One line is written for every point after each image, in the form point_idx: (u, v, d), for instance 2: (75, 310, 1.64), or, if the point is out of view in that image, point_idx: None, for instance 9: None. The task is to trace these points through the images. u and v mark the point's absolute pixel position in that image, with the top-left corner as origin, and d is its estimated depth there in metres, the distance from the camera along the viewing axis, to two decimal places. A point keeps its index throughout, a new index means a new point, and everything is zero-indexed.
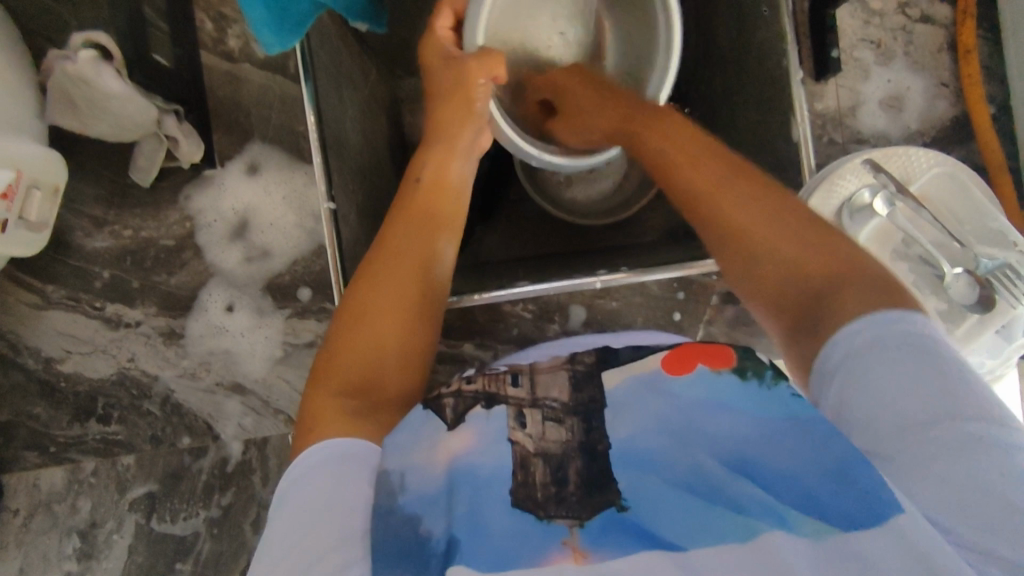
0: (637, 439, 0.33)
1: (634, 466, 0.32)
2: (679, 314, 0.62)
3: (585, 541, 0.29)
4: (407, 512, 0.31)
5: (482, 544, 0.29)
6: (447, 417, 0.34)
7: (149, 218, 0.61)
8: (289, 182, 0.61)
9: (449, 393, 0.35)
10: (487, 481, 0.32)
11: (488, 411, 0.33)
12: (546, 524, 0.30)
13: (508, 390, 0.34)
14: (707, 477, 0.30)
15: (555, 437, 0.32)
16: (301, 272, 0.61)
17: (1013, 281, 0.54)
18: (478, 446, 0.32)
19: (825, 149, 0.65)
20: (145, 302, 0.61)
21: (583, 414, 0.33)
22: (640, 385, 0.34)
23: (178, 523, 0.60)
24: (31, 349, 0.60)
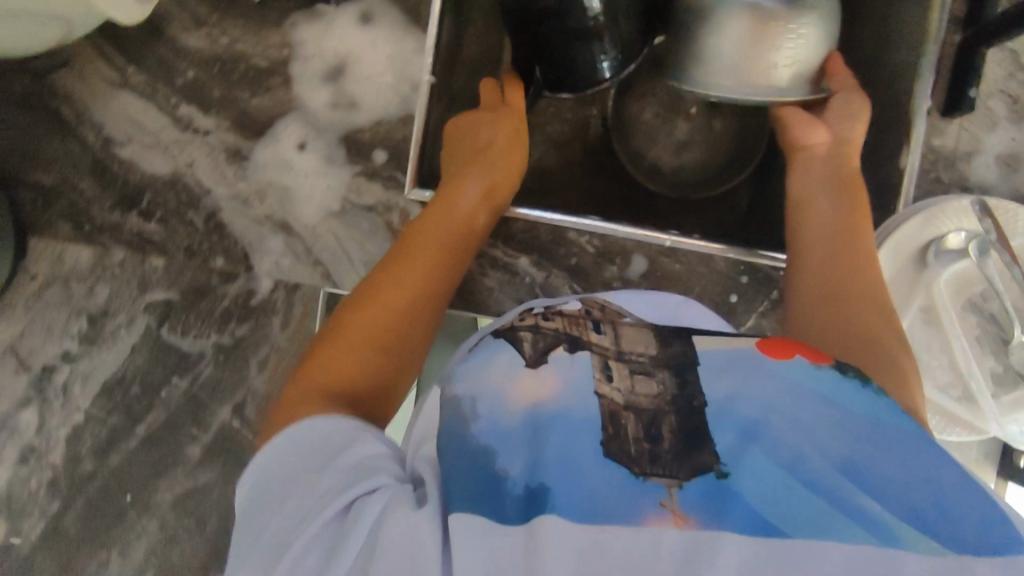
0: (744, 415, 0.38)
1: (736, 437, 0.37)
2: (734, 297, 0.61)
3: (683, 506, 0.33)
4: (484, 442, 0.37)
5: (573, 491, 0.34)
6: (534, 352, 0.42)
7: (250, 32, 0.59)
8: (398, 42, 0.59)
9: (535, 334, 0.44)
10: (579, 424, 0.38)
11: (574, 355, 0.41)
12: (642, 480, 0.35)
13: (593, 339, 0.43)
14: (808, 470, 0.36)
15: (645, 393, 0.39)
16: (383, 136, 0.59)
17: None
18: (572, 394, 0.39)
19: (926, 187, 0.64)
20: (220, 114, 0.58)
21: (674, 369, 0.40)
22: (731, 365, 0.42)
23: (187, 339, 0.59)
24: (94, 122, 0.58)
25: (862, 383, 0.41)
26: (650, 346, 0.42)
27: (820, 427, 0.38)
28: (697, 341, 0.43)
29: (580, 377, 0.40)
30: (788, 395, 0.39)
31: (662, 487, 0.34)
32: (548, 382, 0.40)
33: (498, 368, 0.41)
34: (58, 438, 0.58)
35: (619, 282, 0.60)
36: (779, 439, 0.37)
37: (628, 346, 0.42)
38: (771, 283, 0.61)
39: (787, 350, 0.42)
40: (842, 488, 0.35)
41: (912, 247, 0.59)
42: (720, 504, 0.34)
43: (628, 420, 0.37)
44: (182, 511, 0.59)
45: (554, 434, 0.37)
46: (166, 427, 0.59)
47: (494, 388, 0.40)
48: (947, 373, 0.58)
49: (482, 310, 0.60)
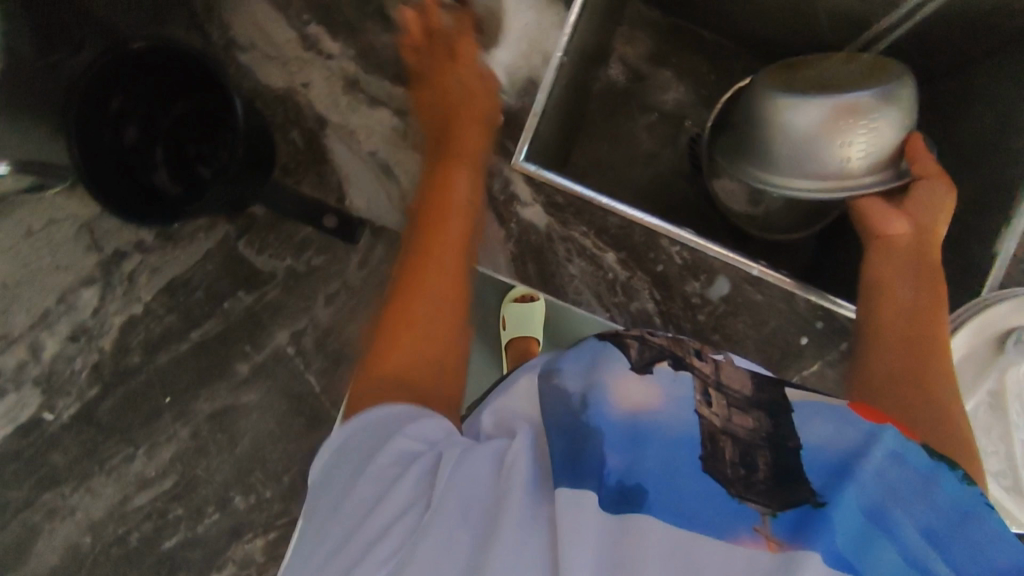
0: (841, 454, 0.33)
1: (826, 471, 0.32)
2: (807, 339, 0.60)
3: (778, 532, 0.30)
4: (589, 427, 0.33)
5: (664, 496, 0.31)
6: (630, 354, 0.37)
7: None
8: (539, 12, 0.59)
9: (634, 337, 0.39)
10: (676, 437, 0.33)
11: (674, 371, 0.36)
12: (738, 504, 0.31)
13: (695, 361, 0.38)
14: (900, 532, 0.31)
15: (741, 423, 0.34)
16: (502, 102, 0.59)
17: None
18: (670, 401, 0.34)
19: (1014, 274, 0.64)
20: (346, 42, 0.58)
21: (768, 410, 0.35)
22: (821, 406, 0.36)
23: (261, 256, 0.58)
24: (222, 22, 0.57)
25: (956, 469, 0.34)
26: (745, 383, 0.37)
27: (919, 494, 0.32)
28: (789, 392, 0.37)
29: (681, 394, 0.35)
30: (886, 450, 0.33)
31: (757, 513, 0.30)
32: (653, 393, 0.35)
33: (601, 370, 0.36)
34: (113, 324, 0.58)
35: (698, 300, 0.59)
36: (876, 488, 0.32)
37: (730, 381, 0.37)
38: (845, 335, 0.60)
39: (879, 414, 0.36)
40: (936, 565, 0.31)
41: (993, 332, 0.57)
42: (814, 535, 0.29)
43: (726, 442, 0.33)
44: (216, 425, 0.58)
45: (654, 445, 0.33)
46: (220, 339, 0.58)
47: (592, 376, 0.36)
48: (1001, 461, 0.57)
49: (558, 294, 0.59)
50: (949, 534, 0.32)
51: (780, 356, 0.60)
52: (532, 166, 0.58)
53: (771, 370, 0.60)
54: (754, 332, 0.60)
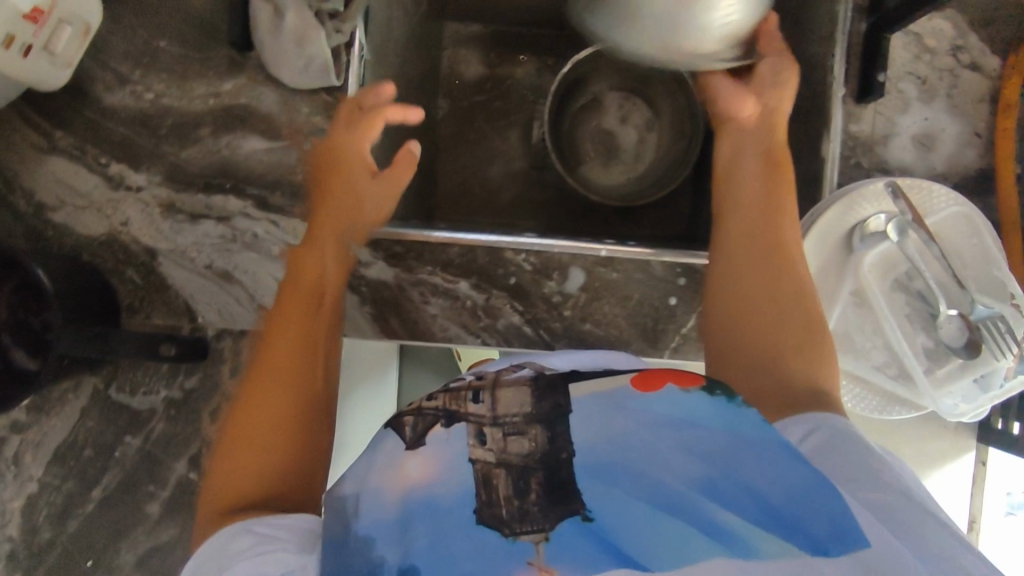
0: (602, 449, 0.41)
1: (598, 478, 0.39)
2: (674, 299, 0.62)
3: (548, 558, 0.36)
4: (363, 534, 0.38)
5: (437, 564, 0.36)
6: (407, 434, 0.42)
7: (174, 86, 0.59)
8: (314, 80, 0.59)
9: (411, 412, 0.43)
10: (445, 504, 0.39)
11: (448, 429, 0.41)
12: (513, 541, 0.37)
13: (468, 408, 0.41)
14: (675, 497, 0.39)
15: (517, 449, 0.40)
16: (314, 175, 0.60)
17: (1003, 334, 0.54)
18: (438, 476, 0.39)
19: (850, 171, 0.64)
20: (150, 169, 0.59)
21: (547, 424, 0.41)
22: (603, 404, 0.42)
23: (136, 397, 0.59)
24: (27, 190, 0.58)
25: (728, 399, 0.41)
26: (525, 404, 0.41)
27: (684, 457, 0.40)
28: (575, 388, 0.43)
29: (457, 446, 0.40)
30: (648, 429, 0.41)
31: (531, 545, 0.37)
32: (425, 469, 0.40)
33: (379, 468, 0.41)
34: (14, 509, 0.58)
35: (559, 296, 0.61)
36: (635, 478, 0.40)
37: (504, 411, 0.41)
38: None
39: (656, 382, 0.43)
40: (720, 511, 0.38)
41: (839, 233, 0.59)
42: (581, 547, 0.37)
43: (501, 478, 0.39)
44: (146, 571, 0.59)
45: (422, 524, 0.38)
46: (122, 488, 0.59)
47: (365, 475, 0.41)
48: (884, 354, 0.59)
49: (427, 337, 0.61)
50: (722, 479, 0.39)
51: (654, 323, 0.62)
52: None
53: (650, 338, 0.62)
54: (621, 309, 0.62)
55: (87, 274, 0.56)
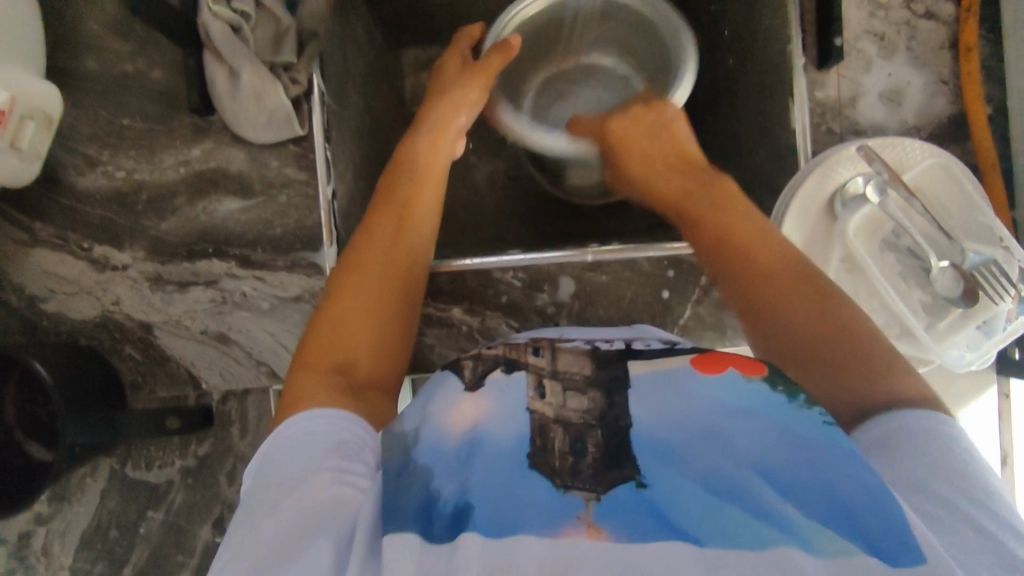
0: (657, 431, 0.41)
1: (654, 453, 0.40)
2: (667, 292, 0.62)
3: (597, 515, 0.36)
4: (422, 462, 0.40)
5: (489, 508, 0.37)
6: (466, 376, 0.45)
7: (144, 161, 0.59)
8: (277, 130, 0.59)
9: (469, 357, 0.46)
10: (500, 447, 0.41)
11: (508, 376, 0.44)
12: (565, 494, 0.38)
13: (529, 358, 0.45)
14: (726, 478, 0.39)
15: (575, 407, 0.42)
16: (294, 226, 0.60)
17: (997, 278, 0.55)
18: (495, 416, 0.42)
19: (822, 137, 0.64)
20: (134, 246, 0.59)
21: (606, 389, 0.43)
22: (659, 378, 0.44)
23: (152, 471, 0.60)
24: (16, 285, 0.59)
25: (790, 398, 0.41)
26: (585, 365, 0.44)
27: (742, 444, 0.40)
28: (633, 365, 0.45)
29: (515, 396, 0.43)
30: (710, 414, 0.42)
31: (581, 500, 0.37)
32: (480, 407, 0.43)
33: (438, 398, 0.44)
34: None
35: (553, 308, 0.61)
36: (691, 458, 0.40)
37: (565, 367, 0.44)
38: (697, 271, 0.62)
39: (719, 364, 0.44)
40: (770, 495, 0.38)
41: (818, 204, 0.59)
42: (632, 509, 0.37)
43: (557, 431, 0.41)
44: None
45: (479, 462, 0.40)
46: (152, 563, 0.59)
47: (431, 413, 0.43)
48: (884, 316, 0.59)
49: (428, 368, 0.61)
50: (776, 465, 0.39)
51: (651, 320, 0.62)
52: None
53: None
54: (616, 310, 0.62)
55: (88, 360, 0.57)
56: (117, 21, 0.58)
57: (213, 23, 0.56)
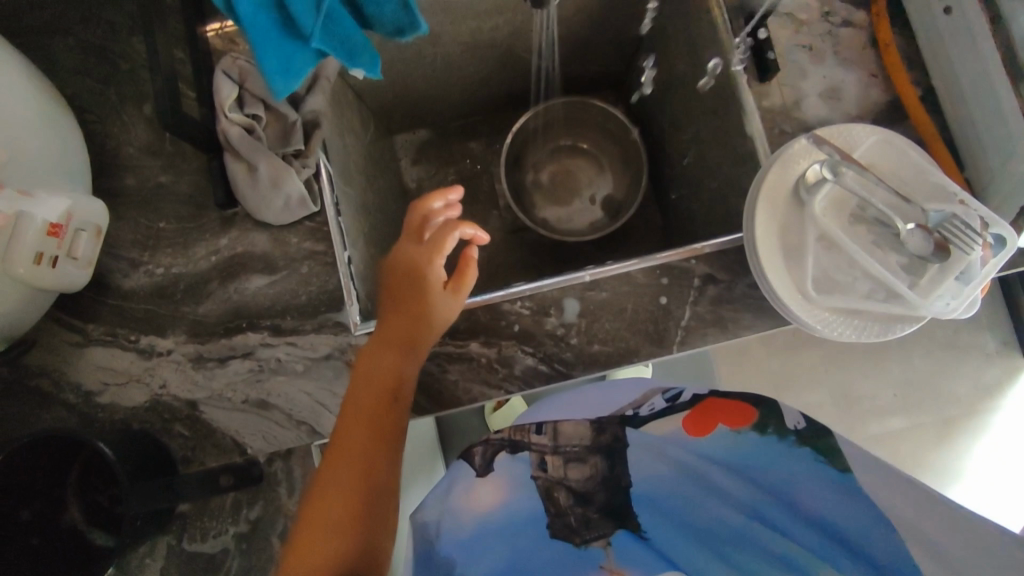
0: (649, 487, 0.57)
1: (654, 504, 0.56)
2: (665, 298, 0.67)
3: (616, 565, 0.53)
4: (440, 554, 0.52)
5: (512, 568, 0.53)
6: (476, 461, 0.56)
7: (180, 256, 0.67)
8: (290, 207, 0.66)
9: (480, 443, 0.57)
10: (516, 523, 0.55)
11: (513, 455, 0.56)
12: (584, 550, 0.54)
13: (533, 437, 0.57)
14: (723, 526, 0.54)
15: (577, 474, 0.56)
16: (318, 292, 0.67)
17: (962, 231, 0.60)
18: (502, 500, 0.55)
19: (778, 139, 0.71)
20: (175, 332, 0.65)
21: (604, 454, 0.57)
22: (656, 440, 0.57)
23: (208, 541, 0.63)
24: (72, 384, 0.64)
25: (780, 438, 0.52)
26: (584, 435, 0.57)
27: (740, 492, 0.54)
28: (630, 429, 0.57)
29: (517, 477, 0.55)
30: (713, 475, 0.55)
31: (600, 552, 0.54)
32: (487, 494, 0.55)
33: (455, 490, 0.55)
34: None
35: (562, 329, 0.66)
36: (696, 513, 0.55)
37: (566, 440, 0.57)
38: (688, 275, 0.67)
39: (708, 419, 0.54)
40: (756, 533, 0.52)
41: (784, 192, 0.66)
42: (640, 553, 0.54)
43: (559, 495, 0.56)
44: None
45: (499, 542, 0.54)
46: None
47: (448, 509, 0.54)
48: (867, 283, 0.64)
49: (456, 403, 0.66)
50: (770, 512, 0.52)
51: (655, 326, 0.66)
52: (368, 323, 0.66)
53: (655, 340, 0.66)
54: (620, 323, 0.66)
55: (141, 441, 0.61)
56: (148, 142, 0.68)
57: (230, 128, 0.64)
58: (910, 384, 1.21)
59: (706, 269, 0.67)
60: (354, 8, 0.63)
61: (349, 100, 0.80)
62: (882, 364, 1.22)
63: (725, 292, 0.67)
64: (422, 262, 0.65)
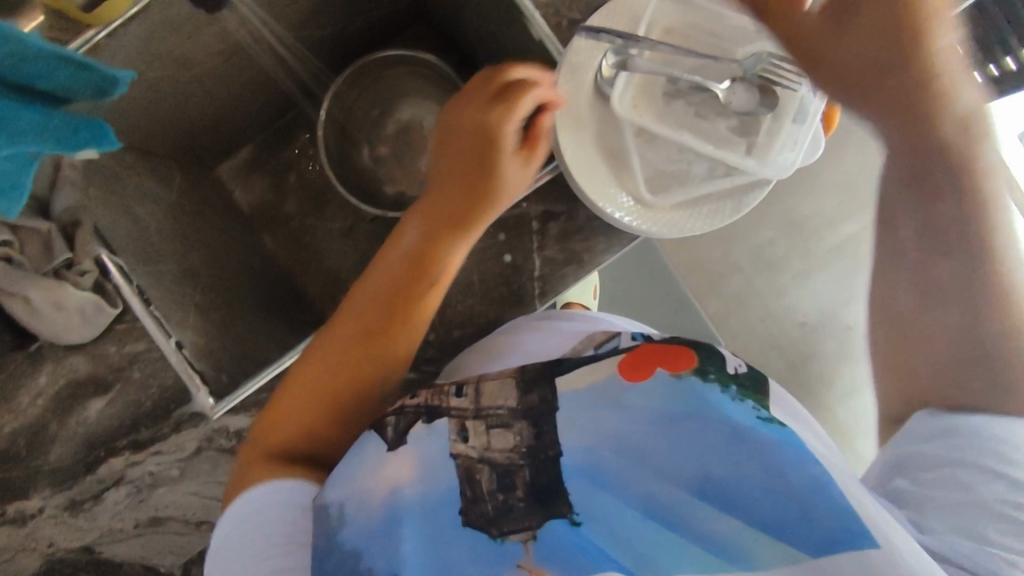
0: (592, 459, 0.49)
1: (590, 481, 0.48)
2: (509, 255, 0.62)
3: (537, 558, 0.45)
4: (349, 547, 0.45)
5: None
6: (388, 435, 0.49)
7: (5, 412, 0.61)
8: (87, 317, 0.60)
9: (391, 413, 0.50)
10: (443, 501, 0.47)
11: (428, 427, 0.49)
12: (502, 542, 0.45)
13: (451, 402, 0.50)
14: (663, 502, 0.47)
15: (499, 448, 0.48)
16: (162, 390, 0.62)
17: (780, 66, 0.56)
18: (422, 471, 0.47)
19: (570, 32, 0.60)
20: (38, 489, 0.61)
21: (531, 420, 0.49)
22: (588, 399, 0.50)
23: None
24: None
25: (723, 392, 0.47)
26: (508, 398, 0.50)
27: (682, 462, 0.48)
28: (562, 382, 0.51)
29: (438, 447, 0.48)
30: (653, 443, 0.49)
31: (519, 545, 0.45)
32: (406, 466, 0.47)
33: (368, 469, 0.47)
34: None
35: None
36: (631, 485, 0.48)
37: (488, 402, 0.50)
38: (524, 222, 0.62)
39: (645, 371, 0.50)
40: (701, 510, 0.46)
41: (585, 96, 0.59)
42: (570, 553, 0.46)
43: (483, 473, 0.47)
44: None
45: (411, 528, 0.46)
46: None
47: (356, 486, 0.47)
48: (704, 162, 0.59)
49: None
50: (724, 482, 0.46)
51: (508, 287, 0.62)
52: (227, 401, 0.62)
53: (515, 301, 0.62)
54: (473, 299, 0.62)
55: None
56: None
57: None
58: (854, 182, 1.16)
59: (540, 207, 0.62)
60: (28, 90, 0.50)
61: (140, 168, 0.70)
62: (814, 189, 1.17)
63: (569, 223, 0.62)
64: (484, 128, 0.52)
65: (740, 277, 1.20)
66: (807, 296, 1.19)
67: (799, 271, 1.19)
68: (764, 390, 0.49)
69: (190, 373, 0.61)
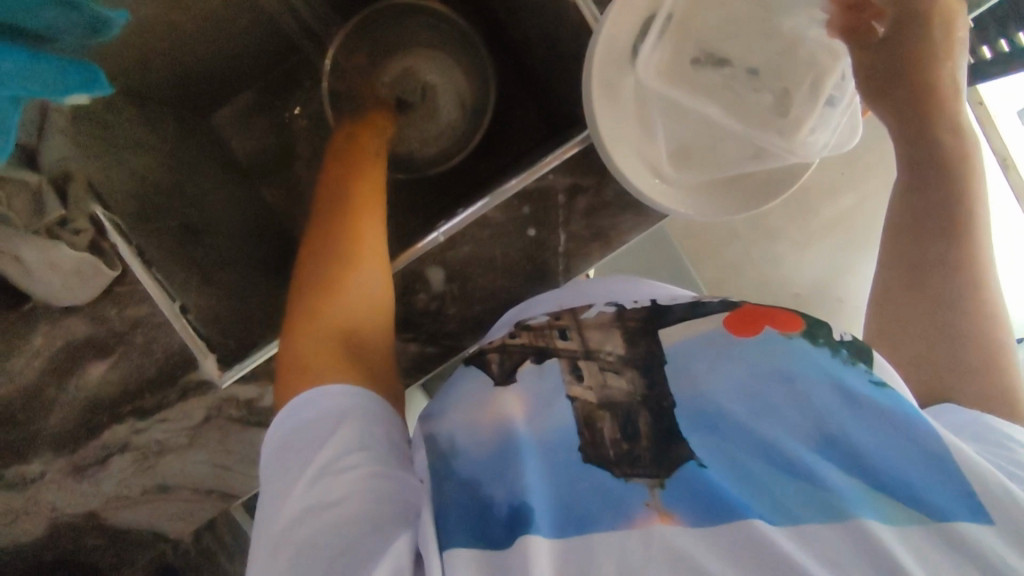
0: (700, 404, 0.44)
1: (704, 429, 0.43)
2: (534, 230, 0.59)
3: (664, 500, 0.38)
4: (463, 472, 0.41)
5: (551, 511, 0.39)
6: (494, 370, 0.47)
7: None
8: (82, 276, 0.55)
9: (494, 352, 0.49)
10: (560, 438, 0.42)
11: (541, 365, 0.46)
12: (626, 483, 0.40)
13: (557, 343, 0.48)
14: (782, 451, 0.41)
15: (618, 387, 0.45)
16: (168, 355, 0.59)
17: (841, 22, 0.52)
18: (535, 402, 0.45)
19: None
20: (36, 454, 0.58)
21: (642, 365, 0.46)
22: (690, 345, 0.47)
23: None
24: None
25: (833, 353, 0.45)
26: (618, 344, 0.48)
27: (794, 415, 0.42)
28: (666, 334, 0.48)
29: (551, 381, 0.45)
30: (771, 393, 0.43)
31: (644, 487, 0.39)
32: (521, 396, 0.45)
33: (473, 399, 0.46)
34: None
35: (436, 303, 0.59)
36: (744, 436, 0.42)
37: (595, 345, 0.47)
38: (552, 195, 0.59)
39: (754, 323, 0.47)
40: (821, 467, 0.40)
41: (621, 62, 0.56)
42: (696, 489, 0.39)
43: (603, 420, 0.43)
44: None
45: (529, 457, 0.41)
46: None
47: (467, 411, 0.45)
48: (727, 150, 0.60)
49: None
50: (839, 441, 0.41)
51: (531, 262, 0.60)
52: (235, 369, 0.60)
53: (537, 277, 0.61)
54: (495, 273, 0.60)
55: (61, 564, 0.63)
56: None
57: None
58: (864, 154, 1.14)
59: (569, 180, 0.59)
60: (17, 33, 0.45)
61: (132, 116, 0.65)
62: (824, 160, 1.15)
63: (598, 199, 0.59)
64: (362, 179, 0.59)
65: (740, 244, 1.17)
66: (800, 269, 1.18)
67: (796, 243, 1.16)
68: (870, 355, 0.45)
69: (192, 335, 0.59)
